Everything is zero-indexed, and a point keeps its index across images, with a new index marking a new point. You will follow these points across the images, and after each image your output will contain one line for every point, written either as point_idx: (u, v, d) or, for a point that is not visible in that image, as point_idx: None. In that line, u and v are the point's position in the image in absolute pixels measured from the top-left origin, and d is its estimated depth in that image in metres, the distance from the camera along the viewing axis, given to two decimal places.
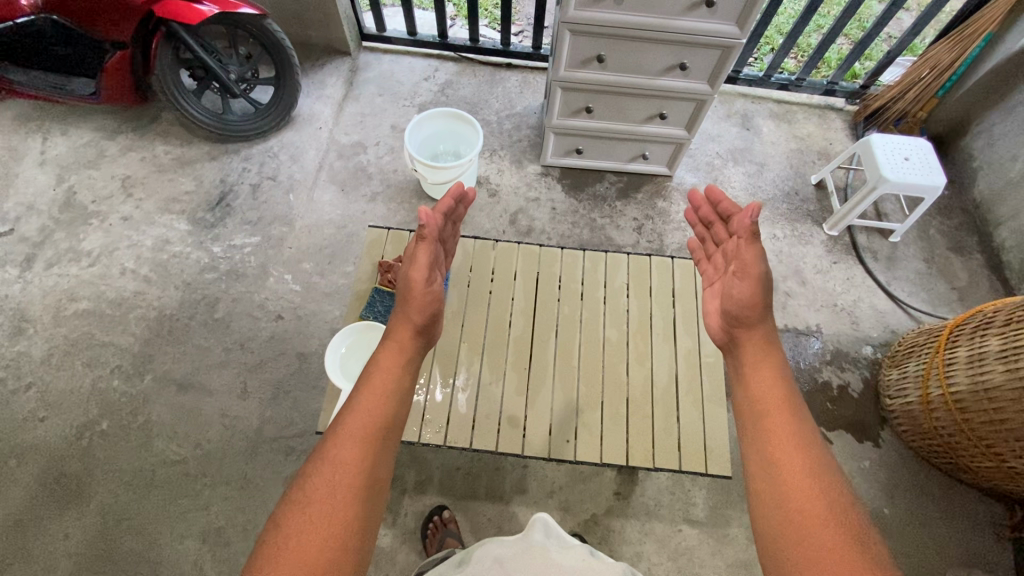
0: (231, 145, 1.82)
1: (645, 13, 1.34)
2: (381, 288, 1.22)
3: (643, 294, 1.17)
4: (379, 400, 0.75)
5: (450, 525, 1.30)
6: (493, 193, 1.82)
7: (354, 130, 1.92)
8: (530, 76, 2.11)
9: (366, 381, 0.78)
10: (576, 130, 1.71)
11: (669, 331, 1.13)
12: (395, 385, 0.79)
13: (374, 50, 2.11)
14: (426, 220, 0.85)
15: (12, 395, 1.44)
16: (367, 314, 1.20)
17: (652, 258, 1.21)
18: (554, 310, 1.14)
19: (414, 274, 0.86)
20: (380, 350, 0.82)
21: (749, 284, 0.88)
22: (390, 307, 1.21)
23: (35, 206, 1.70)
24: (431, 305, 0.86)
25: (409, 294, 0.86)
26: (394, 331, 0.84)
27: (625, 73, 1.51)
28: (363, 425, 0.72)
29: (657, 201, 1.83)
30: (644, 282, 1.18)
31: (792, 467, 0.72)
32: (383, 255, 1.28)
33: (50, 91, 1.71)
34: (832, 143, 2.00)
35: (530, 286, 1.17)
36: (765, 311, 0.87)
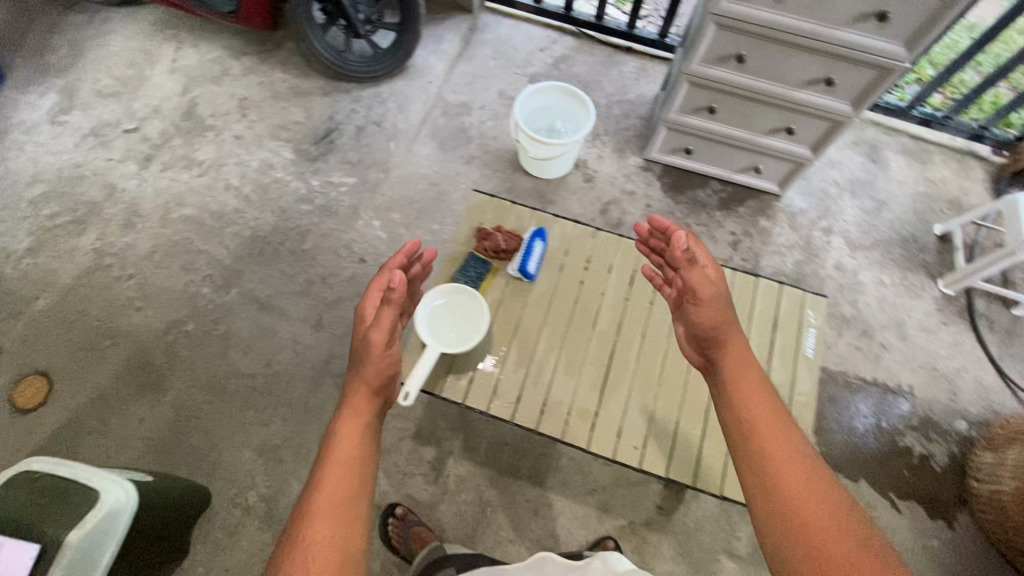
0: (344, 85, 1.84)
1: (805, 17, 1.24)
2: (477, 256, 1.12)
3: (742, 315, 1.09)
4: (347, 473, 0.76)
5: (409, 515, 1.31)
6: (588, 178, 1.77)
7: (463, 90, 1.91)
8: (650, 63, 2.03)
9: (328, 456, 0.77)
10: (691, 129, 1.63)
11: (762, 361, 1.06)
12: (361, 453, 0.79)
13: (496, 12, 2.08)
14: (396, 281, 0.86)
15: (116, 281, 1.56)
16: (459, 278, 1.10)
17: (759, 279, 1.12)
18: (645, 312, 1.09)
19: (376, 336, 0.86)
20: (338, 417, 0.83)
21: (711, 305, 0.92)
22: (484, 274, 1.10)
23: (161, 110, 1.80)
24: (389, 368, 0.87)
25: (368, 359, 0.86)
26: (351, 397, 0.85)
27: (763, 79, 1.41)
28: (338, 491, 0.73)
29: (760, 219, 1.73)
30: (746, 302, 1.10)
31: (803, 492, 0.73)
32: (482, 223, 1.17)
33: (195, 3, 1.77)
34: (967, 194, 1.82)
35: (624, 283, 1.12)
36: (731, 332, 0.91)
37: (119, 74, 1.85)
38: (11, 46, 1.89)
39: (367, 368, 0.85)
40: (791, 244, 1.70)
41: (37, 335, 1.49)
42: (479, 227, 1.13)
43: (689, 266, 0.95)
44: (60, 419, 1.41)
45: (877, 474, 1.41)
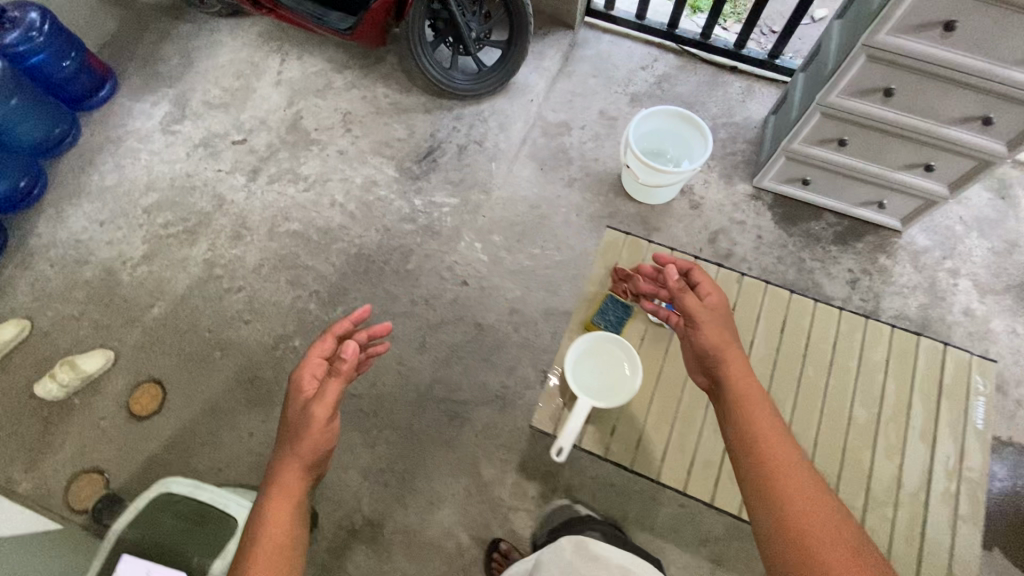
0: (446, 101, 1.83)
1: (974, 53, 1.15)
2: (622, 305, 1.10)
3: (904, 379, 1.02)
4: (274, 556, 0.74)
5: (512, 554, 1.29)
6: (695, 205, 1.71)
7: (563, 108, 1.87)
8: (756, 84, 1.95)
9: (252, 541, 0.76)
10: (814, 160, 1.55)
11: (929, 433, 0.99)
12: (288, 537, 0.77)
13: (595, 28, 2.04)
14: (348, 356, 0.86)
15: (225, 293, 1.59)
16: (599, 321, 1.10)
17: (922, 338, 1.04)
18: (797, 370, 1.03)
19: (317, 411, 0.84)
20: (269, 495, 0.81)
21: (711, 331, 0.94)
22: (622, 319, 1.10)
23: (267, 122, 1.82)
24: (326, 443, 0.85)
25: (303, 435, 0.84)
26: (281, 474, 0.82)
27: (906, 114, 1.32)
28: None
29: (879, 256, 1.65)
30: (909, 366, 1.02)
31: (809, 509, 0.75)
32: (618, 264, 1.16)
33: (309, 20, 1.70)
34: None
35: (773, 335, 1.05)
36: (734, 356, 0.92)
37: (226, 85, 1.89)
38: (123, 52, 1.93)
39: (304, 444, 0.83)
40: (913, 284, 1.61)
41: (151, 342, 1.53)
42: (620, 269, 1.11)
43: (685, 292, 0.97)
44: (173, 428, 1.45)
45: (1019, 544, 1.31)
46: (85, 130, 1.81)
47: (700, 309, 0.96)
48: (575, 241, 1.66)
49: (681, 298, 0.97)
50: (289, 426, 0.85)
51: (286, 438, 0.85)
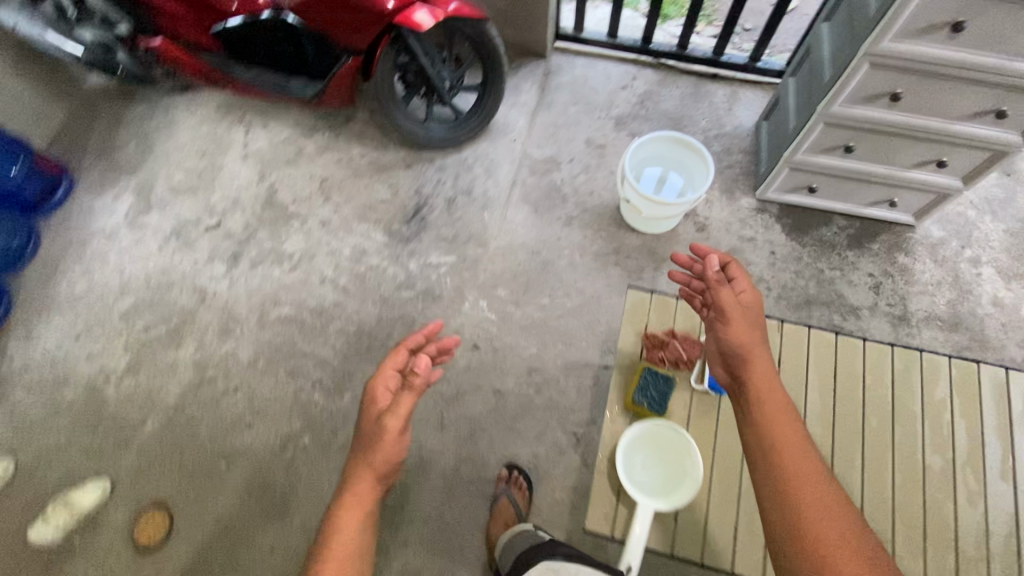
0: (426, 153, 1.74)
1: (985, 50, 1.08)
2: (652, 368, 1.31)
3: None
4: (344, 556, 0.81)
5: None
6: (701, 228, 1.64)
7: (548, 142, 1.79)
8: (740, 89, 1.89)
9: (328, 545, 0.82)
10: (820, 168, 1.48)
11: None
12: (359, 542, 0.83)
13: (566, 51, 1.98)
14: (422, 371, 0.89)
15: (222, 395, 1.47)
16: (640, 397, 1.29)
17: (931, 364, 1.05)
18: None
19: (390, 425, 0.87)
20: (340, 503, 0.86)
21: (741, 325, 1.03)
22: (662, 392, 1.28)
23: (239, 201, 1.71)
24: (397, 456, 0.88)
25: (377, 446, 0.87)
26: (354, 482, 0.87)
27: (915, 115, 1.26)
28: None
29: (897, 255, 1.59)
30: None
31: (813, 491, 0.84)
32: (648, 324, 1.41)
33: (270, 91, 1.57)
34: None
35: None
36: (756, 354, 1.01)
37: (191, 167, 1.78)
38: (74, 146, 1.80)
39: (375, 456, 0.86)
40: (937, 281, 1.56)
41: (148, 463, 1.41)
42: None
43: (721, 285, 1.08)
44: (186, 556, 1.33)
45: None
46: (45, 236, 1.68)
47: (733, 302, 1.06)
48: (584, 284, 1.57)
49: (717, 290, 1.08)
50: (364, 434, 0.88)
51: (360, 443, 0.89)
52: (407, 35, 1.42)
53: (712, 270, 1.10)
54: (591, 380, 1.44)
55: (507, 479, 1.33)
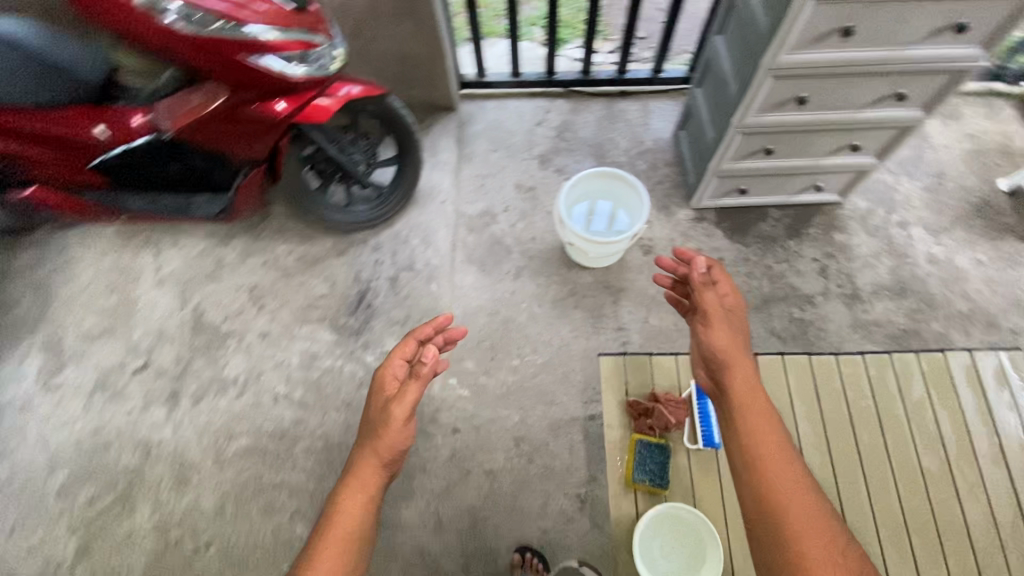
0: (356, 235, 1.66)
1: (874, 46, 1.12)
2: (644, 438, 1.06)
3: (894, 427, 1.08)
4: (342, 537, 0.78)
5: None
6: (647, 250, 1.64)
7: (479, 196, 1.75)
8: (651, 102, 1.92)
9: (328, 525, 0.79)
10: (746, 172, 1.51)
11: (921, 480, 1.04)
12: (357, 526, 0.80)
13: (475, 98, 1.95)
14: (431, 359, 0.88)
15: (194, 555, 1.33)
16: (640, 476, 1.03)
17: (891, 354, 1.13)
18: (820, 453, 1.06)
19: (397, 410, 0.86)
20: (341, 487, 0.83)
21: (723, 329, 0.96)
22: (661, 461, 1.05)
23: (165, 332, 1.57)
24: (402, 443, 0.86)
25: (383, 430, 0.86)
26: (358, 466, 0.85)
27: (823, 111, 1.30)
28: (336, 560, 0.75)
29: (834, 235, 1.65)
30: (892, 412, 1.09)
31: (796, 500, 0.78)
32: (627, 391, 1.14)
33: (171, 214, 1.42)
34: (1011, 137, 1.78)
35: (814, 419, 1.08)
36: (740, 358, 0.93)
37: (100, 306, 1.61)
38: None
39: (382, 439, 0.85)
40: (876, 251, 1.62)
41: None
42: (636, 405, 1.09)
43: (706, 287, 1.01)
44: None
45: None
46: None
47: (717, 305, 0.99)
48: (550, 335, 1.53)
49: (701, 292, 1.01)
50: (371, 422, 0.88)
51: (366, 430, 0.88)
52: (309, 130, 1.35)
53: (698, 271, 1.03)
54: (580, 435, 1.40)
55: (522, 561, 1.25)
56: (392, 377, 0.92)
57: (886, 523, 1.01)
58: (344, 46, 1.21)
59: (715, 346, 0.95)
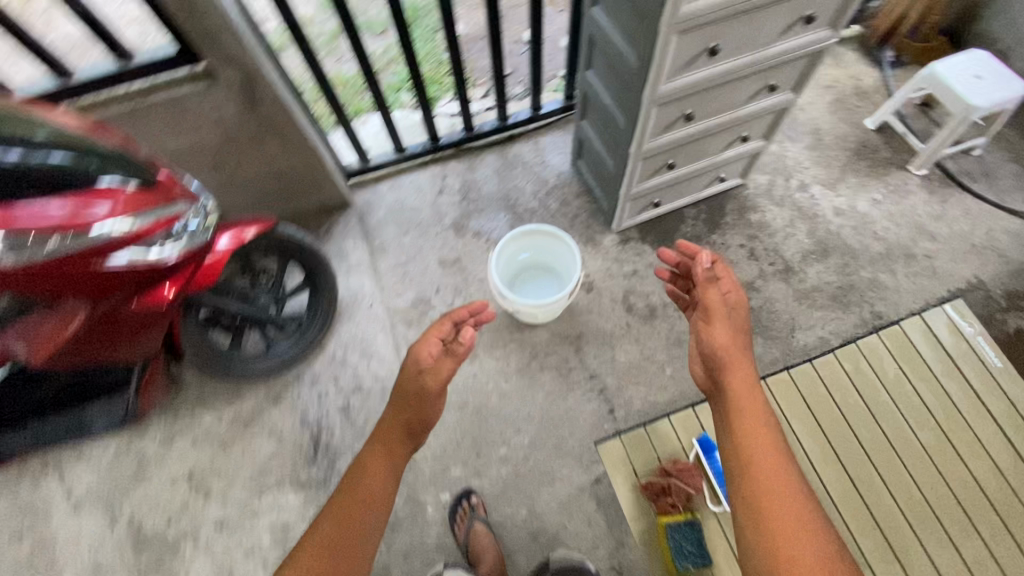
0: (289, 374, 1.50)
1: (739, 54, 1.15)
2: (672, 521, 1.29)
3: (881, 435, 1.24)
4: (364, 492, 0.81)
5: None
6: (589, 288, 1.62)
7: (405, 286, 1.65)
8: (541, 138, 1.92)
9: (359, 469, 0.84)
10: (656, 188, 1.53)
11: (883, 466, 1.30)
12: (384, 473, 0.84)
13: (366, 185, 1.85)
14: (468, 340, 0.92)
15: None
16: (679, 555, 1.26)
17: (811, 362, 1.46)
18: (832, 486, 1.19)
19: (432, 378, 0.90)
20: (370, 444, 0.87)
21: (723, 328, 0.93)
22: (692, 536, 1.28)
23: (101, 565, 1.33)
24: (429, 409, 0.90)
25: (415, 399, 0.89)
26: (387, 421, 0.89)
27: (710, 118, 1.33)
28: (356, 507, 0.79)
29: (750, 216, 1.71)
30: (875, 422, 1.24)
31: (783, 497, 0.75)
32: (633, 467, 1.37)
33: (64, 435, 1.22)
34: (860, 77, 1.94)
35: None
36: (742, 358, 0.90)
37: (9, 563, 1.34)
38: None
39: (415, 402, 0.89)
40: (790, 219, 1.69)
41: None
42: (655, 490, 1.31)
43: (709, 286, 0.99)
44: None
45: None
46: None
47: (719, 301, 0.97)
48: (527, 409, 1.45)
49: (705, 290, 0.99)
50: (401, 387, 0.91)
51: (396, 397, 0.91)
52: (200, 295, 1.21)
53: (702, 267, 1.01)
54: (593, 503, 1.35)
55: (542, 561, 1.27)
56: (431, 344, 0.95)
57: (882, 509, 1.29)
58: (212, 198, 1.08)
59: (716, 346, 0.92)
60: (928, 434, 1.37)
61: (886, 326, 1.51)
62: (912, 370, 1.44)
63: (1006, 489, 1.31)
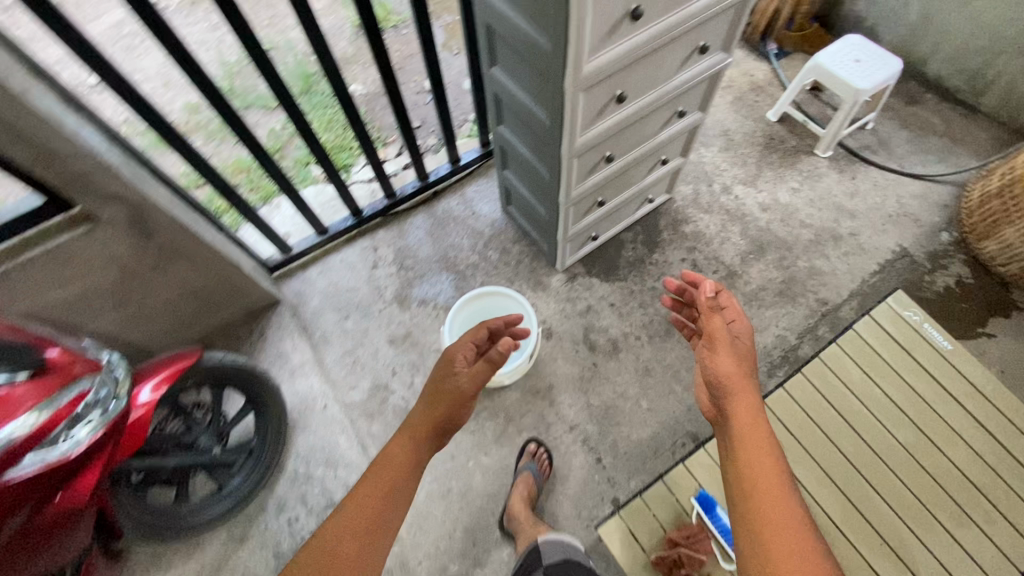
0: (251, 506, 1.37)
1: (646, 92, 1.15)
2: None
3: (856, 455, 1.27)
4: (387, 483, 0.76)
5: None
6: (548, 335, 1.58)
7: (359, 377, 1.55)
8: (465, 189, 1.88)
9: (387, 454, 0.80)
10: (591, 225, 1.52)
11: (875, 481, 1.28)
12: (409, 460, 0.79)
13: (293, 275, 1.73)
14: (506, 351, 0.86)
15: None
16: None
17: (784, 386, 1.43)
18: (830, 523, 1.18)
19: (465, 380, 0.85)
20: (396, 437, 0.82)
21: (728, 356, 0.87)
22: None
23: None
24: (459, 411, 0.84)
25: (443, 395, 0.85)
26: (416, 416, 0.84)
27: (629, 153, 1.33)
28: (374, 502, 0.74)
29: (684, 228, 1.73)
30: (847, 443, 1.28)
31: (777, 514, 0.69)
32: (642, 543, 1.29)
33: None
34: (753, 73, 2.03)
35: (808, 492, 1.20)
36: (744, 384, 0.84)
37: None
38: None
39: (447, 399, 0.84)
40: (722, 224, 1.73)
41: None
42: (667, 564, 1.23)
43: (708, 314, 0.94)
44: None
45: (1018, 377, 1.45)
46: None
47: (724, 331, 0.91)
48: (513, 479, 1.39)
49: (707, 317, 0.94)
50: (437, 386, 0.87)
51: (429, 393, 0.87)
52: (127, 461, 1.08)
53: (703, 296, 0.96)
54: (602, 563, 1.31)
55: (533, 455, 1.39)
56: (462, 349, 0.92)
57: (883, 521, 1.27)
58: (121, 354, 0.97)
59: (716, 370, 0.86)
60: (905, 432, 1.36)
61: (843, 332, 1.51)
62: (879, 369, 1.44)
63: (989, 470, 1.31)
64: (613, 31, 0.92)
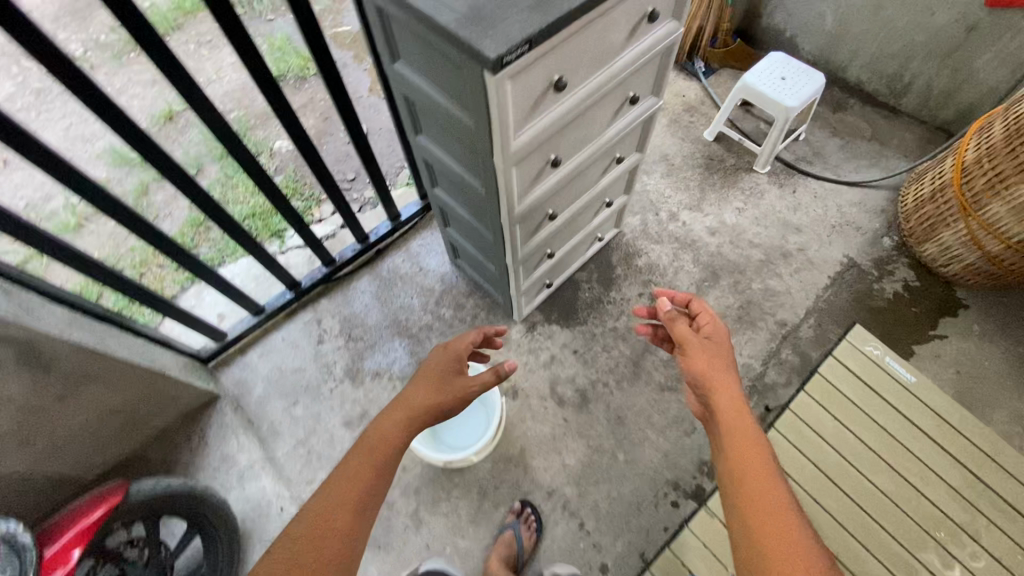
0: None
1: (580, 150, 1.10)
2: None
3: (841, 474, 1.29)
4: (380, 453, 0.78)
5: None
6: (513, 394, 1.51)
7: (316, 469, 1.44)
8: (409, 244, 1.78)
9: (381, 420, 0.82)
10: (542, 277, 1.46)
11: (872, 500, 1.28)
12: (401, 434, 0.81)
13: (231, 362, 1.59)
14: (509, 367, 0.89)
15: None
16: None
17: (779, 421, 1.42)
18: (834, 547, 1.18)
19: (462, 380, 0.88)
20: (388, 411, 0.84)
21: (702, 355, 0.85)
22: None
23: None
24: (453, 403, 0.86)
25: (436, 383, 0.87)
26: (409, 394, 0.86)
27: (571, 205, 1.28)
28: (364, 479, 0.75)
29: (637, 261, 1.70)
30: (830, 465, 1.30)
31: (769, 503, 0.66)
32: None
33: None
34: (684, 94, 2.03)
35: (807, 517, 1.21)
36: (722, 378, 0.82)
37: None
38: None
39: (442, 388, 0.86)
40: (673, 252, 1.71)
41: None
42: None
43: (677, 321, 0.91)
44: None
45: (972, 378, 1.48)
46: None
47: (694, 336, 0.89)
48: None
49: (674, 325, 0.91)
50: (430, 375, 0.88)
51: (422, 380, 0.88)
52: None
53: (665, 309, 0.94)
54: None
55: (518, 516, 1.34)
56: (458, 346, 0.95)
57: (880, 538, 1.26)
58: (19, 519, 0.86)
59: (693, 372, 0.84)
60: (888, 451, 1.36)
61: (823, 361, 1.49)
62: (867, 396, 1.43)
63: (973, 499, 1.30)
64: (538, 103, 0.86)
